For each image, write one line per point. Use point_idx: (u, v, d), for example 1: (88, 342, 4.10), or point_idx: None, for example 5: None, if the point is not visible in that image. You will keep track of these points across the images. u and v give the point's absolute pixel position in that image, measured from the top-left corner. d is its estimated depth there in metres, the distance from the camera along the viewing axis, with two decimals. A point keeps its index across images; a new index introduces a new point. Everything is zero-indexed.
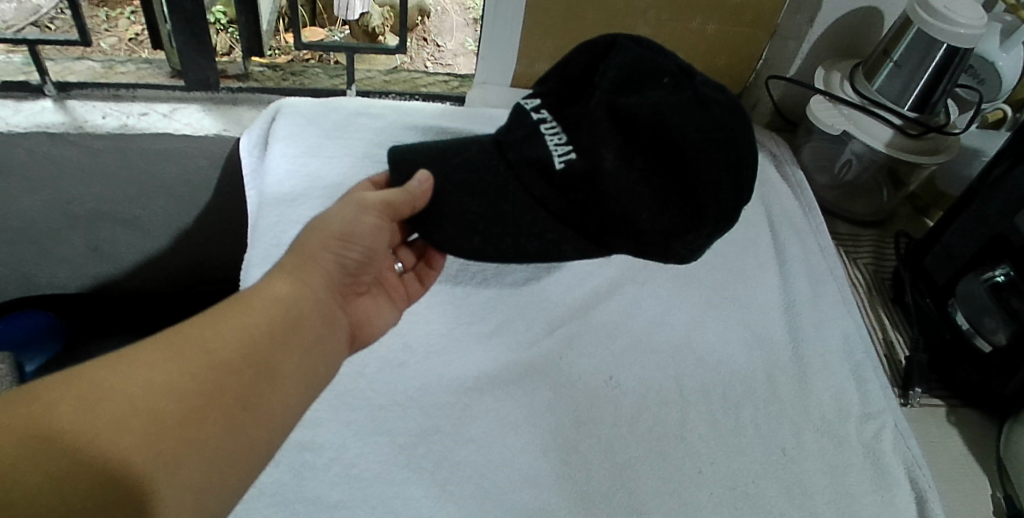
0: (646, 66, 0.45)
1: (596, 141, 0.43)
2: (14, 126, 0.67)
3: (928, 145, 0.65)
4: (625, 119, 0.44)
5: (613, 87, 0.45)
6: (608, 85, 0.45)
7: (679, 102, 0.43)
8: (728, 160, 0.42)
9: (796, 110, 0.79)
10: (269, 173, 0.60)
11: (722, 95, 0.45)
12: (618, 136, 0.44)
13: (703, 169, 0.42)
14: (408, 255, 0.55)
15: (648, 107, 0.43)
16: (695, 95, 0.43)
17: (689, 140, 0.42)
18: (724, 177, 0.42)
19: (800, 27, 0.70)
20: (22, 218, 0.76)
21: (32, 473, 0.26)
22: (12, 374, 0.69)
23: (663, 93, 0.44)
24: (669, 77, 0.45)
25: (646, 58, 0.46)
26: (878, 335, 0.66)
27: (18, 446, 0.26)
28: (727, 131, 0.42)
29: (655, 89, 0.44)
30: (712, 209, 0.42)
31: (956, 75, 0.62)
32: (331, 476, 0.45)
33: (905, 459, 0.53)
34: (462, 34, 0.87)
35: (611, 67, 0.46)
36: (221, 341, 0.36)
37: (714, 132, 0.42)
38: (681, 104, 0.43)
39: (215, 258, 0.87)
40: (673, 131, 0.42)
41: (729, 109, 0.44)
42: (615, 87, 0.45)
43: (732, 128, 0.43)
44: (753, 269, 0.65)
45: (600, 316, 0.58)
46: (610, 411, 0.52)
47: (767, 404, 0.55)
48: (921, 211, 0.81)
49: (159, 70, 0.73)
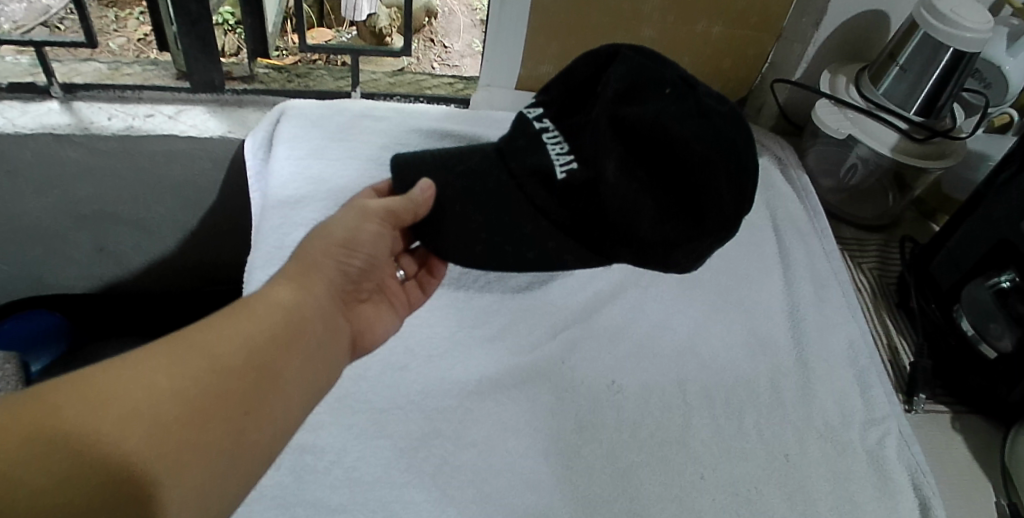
0: (649, 75, 0.45)
1: (598, 150, 0.43)
2: (21, 127, 0.67)
3: (935, 150, 0.64)
4: (627, 128, 0.43)
5: (616, 96, 0.44)
6: (611, 94, 0.44)
7: (680, 112, 0.43)
8: (730, 172, 0.42)
9: (802, 113, 0.79)
10: (274, 176, 0.60)
11: (724, 105, 0.45)
12: (619, 145, 0.44)
13: (704, 180, 0.41)
14: (410, 263, 0.56)
15: (651, 117, 0.42)
16: (697, 106, 0.43)
17: (691, 151, 0.41)
18: (726, 188, 0.42)
19: (805, 30, 0.70)
20: (28, 220, 0.76)
21: (35, 473, 0.26)
22: (19, 373, 0.70)
23: (664, 102, 0.43)
24: (671, 87, 0.44)
25: (649, 67, 0.45)
26: (883, 341, 0.66)
27: (22, 446, 0.26)
28: (728, 141, 0.42)
29: (656, 99, 0.44)
30: (713, 220, 0.42)
31: (962, 78, 0.62)
32: (331, 479, 0.45)
33: (909, 465, 0.53)
34: (469, 35, 0.88)
35: (614, 75, 0.45)
36: (224, 346, 0.37)
37: (716, 142, 0.42)
38: (682, 114, 0.42)
39: (219, 259, 0.87)
40: (675, 141, 0.42)
41: (730, 119, 0.44)
42: (618, 96, 0.44)
43: (733, 139, 0.42)
44: (757, 273, 0.65)
45: (604, 319, 0.58)
46: (612, 415, 0.52)
47: (770, 409, 0.54)
48: (927, 216, 0.80)
49: (165, 71, 0.74)
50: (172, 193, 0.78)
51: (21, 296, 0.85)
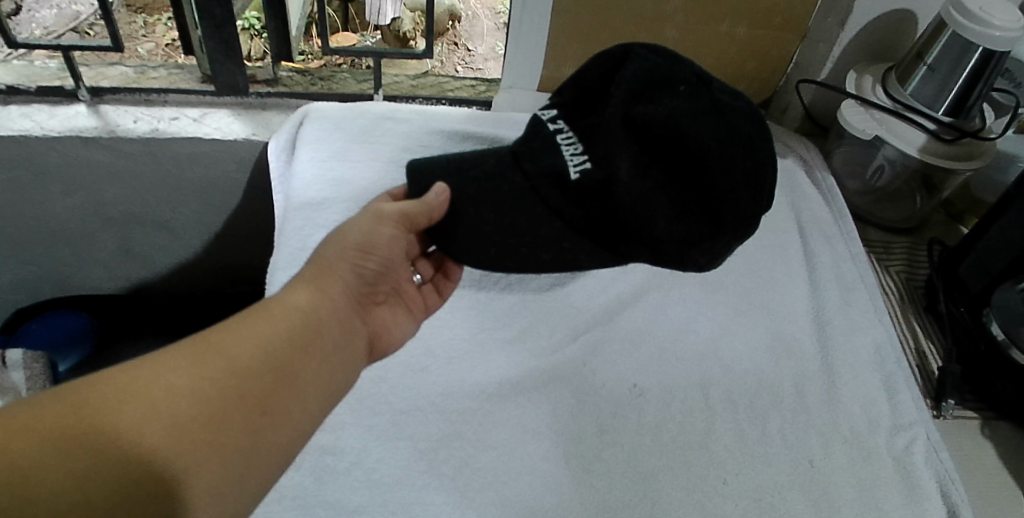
0: (662, 74, 0.44)
1: (611, 150, 0.43)
2: (49, 131, 0.67)
3: (964, 150, 0.63)
4: (640, 127, 0.43)
5: (628, 96, 0.44)
6: (624, 94, 0.44)
7: (694, 109, 0.42)
8: (745, 167, 0.41)
9: (827, 114, 0.78)
10: (296, 178, 0.61)
11: (738, 101, 0.44)
12: (633, 144, 0.43)
13: (718, 178, 0.41)
14: (425, 266, 0.55)
15: (663, 115, 0.42)
16: (711, 103, 0.42)
17: (706, 147, 0.40)
18: (742, 183, 0.41)
19: (830, 30, 0.69)
20: (55, 221, 0.77)
21: (57, 469, 0.27)
22: (47, 373, 0.73)
23: (678, 100, 0.43)
24: (685, 85, 0.44)
25: (662, 67, 0.45)
26: (910, 346, 0.65)
27: (44, 444, 0.27)
28: (744, 137, 0.41)
29: (670, 97, 0.43)
30: (729, 216, 0.42)
31: (992, 78, 0.61)
32: (352, 480, 0.45)
33: (937, 472, 0.52)
34: (493, 38, 0.88)
35: (626, 75, 0.45)
36: (242, 348, 0.37)
37: (731, 138, 0.41)
38: (696, 112, 0.42)
39: (239, 260, 0.88)
40: (688, 140, 0.41)
41: (746, 114, 0.43)
42: (630, 96, 0.44)
43: (749, 135, 0.42)
44: (782, 276, 0.64)
45: (625, 323, 0.58)
46: (633, 419, 0.51)
47: (794, 413, 0.54)
48: (956, 218, 0.79)
49: (190, 75, 0.75)
50: (196, 196, 0.78)
51: (49, 297, 0.86)
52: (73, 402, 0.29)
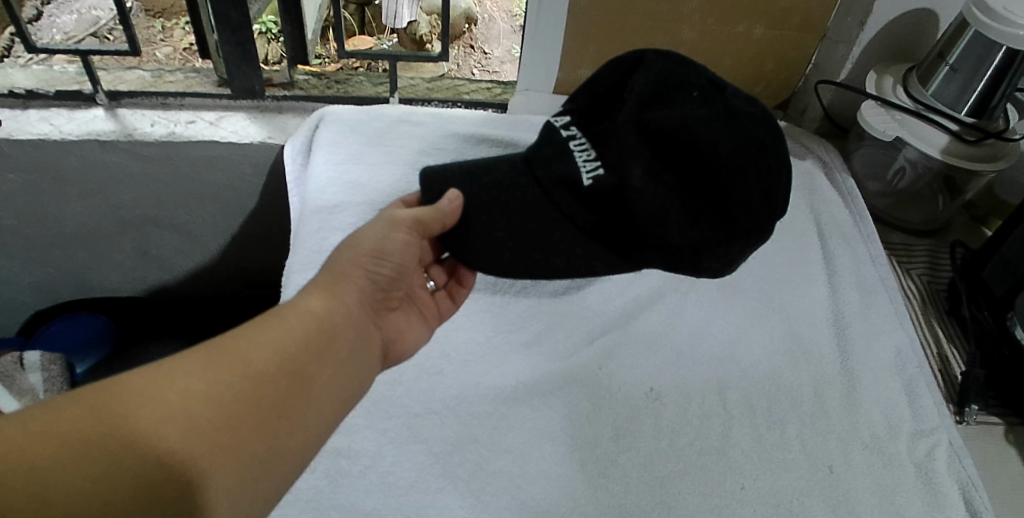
0: (674, 80, 0.44)
1: (623, 156, 0.42)
2: (67, 134, 0.68)
3: (987, 151, 0.62)
4: (654, 133, 0.42)
5: (640, 101, 0.43)
6: (636, 100, 0.43)
7: (709, 115, 0.41)
8: (758, 174, 0.40)
9: (847, 114, 0.77)
10: (312, 181, 0.61)
11: (752, 107, 0.43)
12: (646, 150, 0.42)
13: (731, 184, 0.40)
14: (438, 273, 0.57)
15: (675, 121, 0.41)
16: (725, 108, 0.42)
17: (718, 152, 0.40)
18: (754, 190, 0.40)
19: (850, 30, 0.68)
20: (72, 224, 0.78)
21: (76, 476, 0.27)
22: (64, 375, 0.73)
23: (691, 106, 0.42)
24: (698, 91, 0.43)
25: (675, 73, 0.44)
26: (932, 349, 0.63)
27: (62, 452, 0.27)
28: (757, 142, 0.41)
29: (683, 102, 0.43)
30: (742, 222, 0.41)
31: (1016, 78, 0.60)
32: (366, 483, 0.45)
33: (960, 480, 0.51)
34: (508, 41, 0.88)
35: (639, 81, 0.44)
36: (257, 353, 0.36)
37: (746, 143, 0.40)
38: (708, 118, 0.41)
39: (253, 262, 0.89)
40: (700, 145, 0.40)
41: (759, 120, 0.42)
42: (643, 102, 0.43)
43: (762, 140, 0.41)
44: (800, 279, 0.63)
45: (643, 325, 0.57)
46: (650, 424, 0.51)
47: (814, 419, 0.53)
48: (979, 221, 0.78)
49: (206, 79, 0.76)
50: (212, 199, 0.79)
51: (67, 298, 0.88)
52: (91, 402, 0.29)
